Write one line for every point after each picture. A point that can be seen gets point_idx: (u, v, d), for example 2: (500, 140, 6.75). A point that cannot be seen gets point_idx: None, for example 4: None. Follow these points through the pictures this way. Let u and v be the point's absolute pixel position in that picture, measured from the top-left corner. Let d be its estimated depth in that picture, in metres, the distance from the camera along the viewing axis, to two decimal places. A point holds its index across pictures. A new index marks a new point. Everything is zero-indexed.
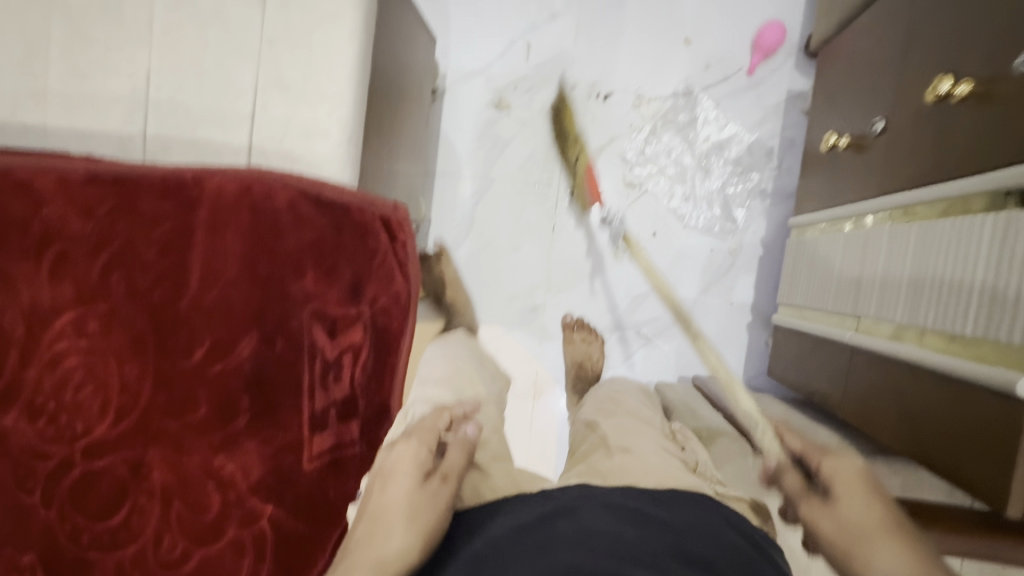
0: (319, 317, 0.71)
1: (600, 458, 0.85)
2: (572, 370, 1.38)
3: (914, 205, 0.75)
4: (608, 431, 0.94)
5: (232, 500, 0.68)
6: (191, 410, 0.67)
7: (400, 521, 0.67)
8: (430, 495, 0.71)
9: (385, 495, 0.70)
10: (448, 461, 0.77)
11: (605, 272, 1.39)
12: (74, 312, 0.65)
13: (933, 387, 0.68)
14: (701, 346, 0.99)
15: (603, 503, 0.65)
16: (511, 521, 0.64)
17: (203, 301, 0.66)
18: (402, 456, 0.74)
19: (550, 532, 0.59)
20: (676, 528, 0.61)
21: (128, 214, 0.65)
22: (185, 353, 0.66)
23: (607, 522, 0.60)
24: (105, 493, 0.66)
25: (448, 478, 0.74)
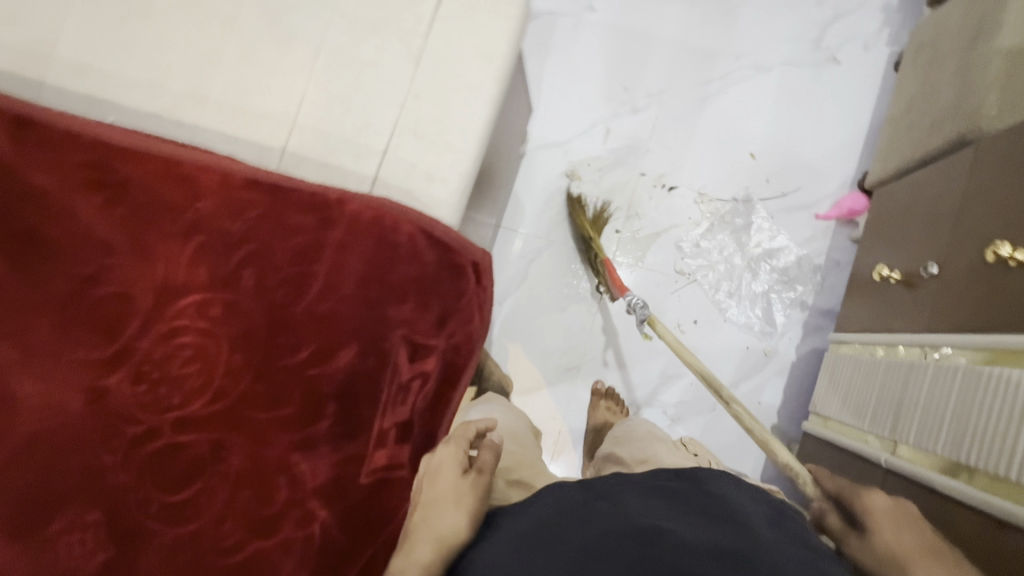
0: (407, 342, 0.77)
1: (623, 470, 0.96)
2: (592, 435, 1.38)
3: (965, 349, 0.81)
4: (628, 451, 1.00)
5: (296, 499, 0.71)
6: (283, 405, 0.72)
7: (448, 509, 0.68)
8: (470, 485, 0.70)
9: (432, 488, 0.71)
10: (483, 458, 0.73)
11: (618, 341, 1.45)
12: (201, 296, 0.72)
13: (971, 523, 0.72)
14: (735, 409, 1.00)
15: (630, 479, 0.67)
16: (547, 502, 0.65)
17: (318, 309, 0.73)
18: (443, 456, 0.74)
19: (587, 512, 0.60)
20: (706, 494, 0.63)
21: (272, 220, 0.74)
22: (290, 351, 0.73)
23: (634, 498, 0.62)
24: (181, 468, 0.70)
25: (484, 471, 0.72)
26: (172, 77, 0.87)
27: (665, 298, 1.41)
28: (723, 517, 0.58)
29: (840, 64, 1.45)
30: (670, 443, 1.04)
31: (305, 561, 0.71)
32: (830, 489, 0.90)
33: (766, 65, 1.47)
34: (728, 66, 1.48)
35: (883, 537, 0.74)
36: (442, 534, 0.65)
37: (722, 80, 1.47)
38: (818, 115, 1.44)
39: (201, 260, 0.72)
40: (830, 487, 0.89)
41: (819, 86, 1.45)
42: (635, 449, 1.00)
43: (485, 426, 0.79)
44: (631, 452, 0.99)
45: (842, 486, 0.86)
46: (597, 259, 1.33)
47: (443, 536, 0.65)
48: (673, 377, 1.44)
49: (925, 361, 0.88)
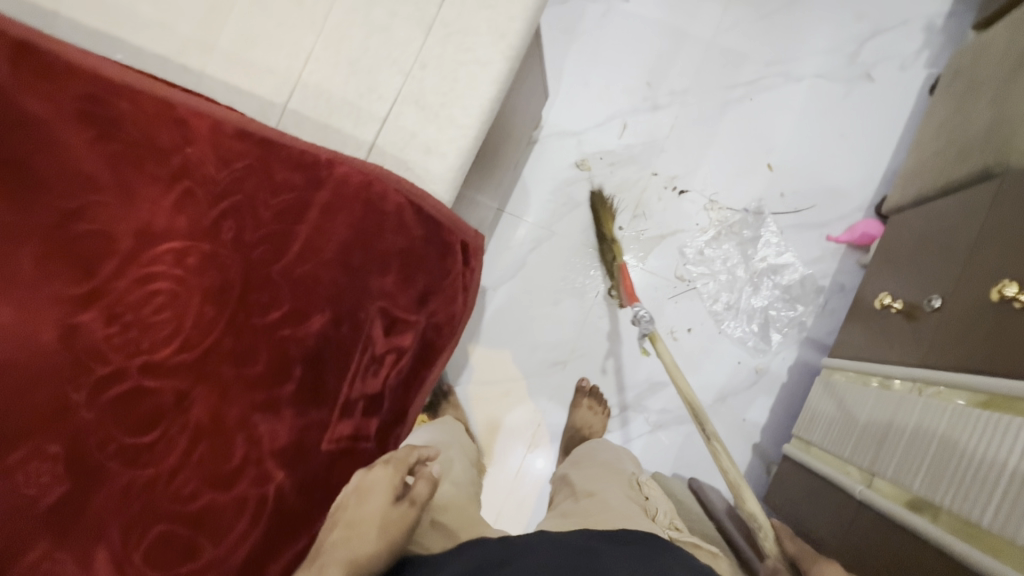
0: (383, 315, 0.76)
1: (568, 504, 0.91)
2: (570, 434, 1.36)
3: (958, 388, 0.78)
4: (578, 480, 0.97)
5: (253, 458, 0.71)
6: (250, 363, 0.71)
7: (373, 536, 0.71)
8: (398, 517, 0.73)
9: (360, 507, 0.72)
10: (419, 489, 0.76)
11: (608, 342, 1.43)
12: (181, 243, 0.71)
13: (936, 563, 0.70)
14: (714, 448, 0.98)
15: (562, 540, 0.69)
16: (474, 557, 0.68)
17: (296, 270, 0.72)
18: (377, 475, 0.75)
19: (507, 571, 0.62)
20: (629, 555, 0.65)
21: (260, 175, 0.72)
22: (264, 310, 0.71)
23: (553, 555, 0.64)
24: (143, 413, 0.69)
25: (416, 502, 0.75)
26: (181, 21, 0.86)
27: (662, 304, 1.39)
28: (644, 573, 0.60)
29: (873, 82, 1.40)
30: (623, 478, 0.96)
31: (257, 521, 0.71)
32: (790, 549, 0.95)
33: (795, 75, 1.42)
34: (756, 71, 1.43)
35: None
36: (355, 560, 0.69)
37: (748, 86, 1.43)
38: (843, 132, 1.39)
39: (186, 207, 0.71)
40: (791, 549, 0.94)
41: (848, 102, 1.40)
42: (588, 478, 0.95)
43: (427, 454, 0.81)
44: (584, 483, 0.94)
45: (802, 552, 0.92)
46: (614, 263, 1.31)
47: (355, 563, 0.69)
48: (660, 384, 1.42)
49: (913, 397, 0.85)
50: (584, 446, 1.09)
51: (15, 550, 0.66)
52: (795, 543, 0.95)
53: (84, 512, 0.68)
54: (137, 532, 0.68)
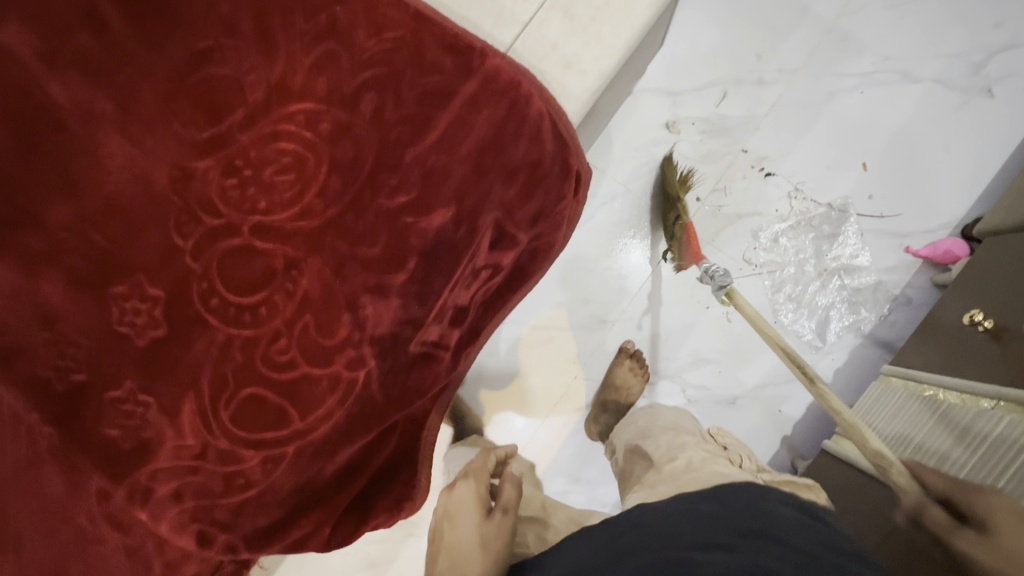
0: (497, 227, 0.72)
1: (651, 474, 0.89)
2: (611, 393, 1.35)
3: None
4: (653, 448, 0.95)
5: (352, 340, 0.70)
6: (365, 244, 0.69)
7: (478, 553, 0.82)
8: (496, 526, 0.86)
9: (457, 529, 0.87)
10: (507, 496, 0.90)
11: (660, 310, 1.40)
12: (315, 107, 0.68)
13: None
14: (819, 389, 0.88)
15: (657, 511, 0.66)
16: (589, 545, 0.65)
17: (427, 159, 0.69)
18: (462, 496, 0.90)
19: (619, 546, 0.61)
20: (723, 512, 0.61)
21: (409, 51, 0.68)
22: (389, 194, 0.69)
23: (661, 523, 0.61)
24: (252, 273, 0.68)
25: (506, 509, 0.89)
26: None
27: None
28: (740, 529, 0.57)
29: (991, 98, 1.34)
30: (697, 435, 0.97)
31: (343, 403, 0.70)
32: (933, 484, 0.77)
33: (914, 76, 1.35)
34: (875, 63, 1.36)
35: (1001, 534, 0.66)
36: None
37: (861, 78, 1.36)
38: (948, 145, 1.35)
39: (328, 71, 0.68)
40: (937, 485, 0.77)
41: (960, 115, 1.34)
42: (665, 446, 0.94)
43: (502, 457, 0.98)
44: (658, 453, 0.93)
45: (951, 485, 0.75)
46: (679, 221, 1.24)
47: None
48: (703, 361, 1.39)
49: (987, 409, 0.87)
50: (642, 412, 1.08)
51: (111, 378, 0.68)
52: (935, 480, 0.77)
53: (178, 359, 0.68)
54: (229, 389, 0.68)
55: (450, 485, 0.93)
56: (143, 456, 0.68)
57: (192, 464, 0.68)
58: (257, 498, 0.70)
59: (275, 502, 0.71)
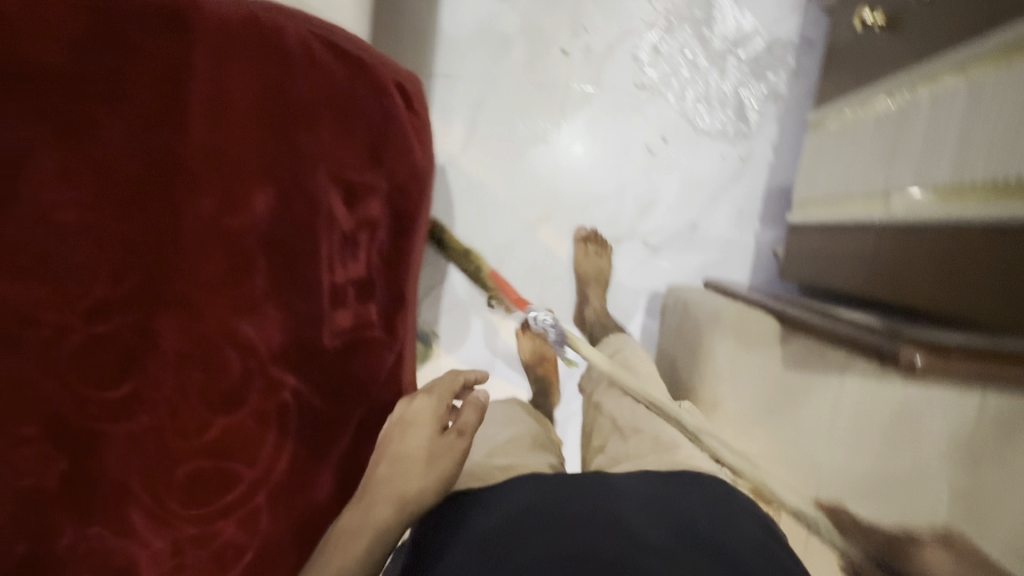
0: (338, 181, 0.67)
1: (614, 445, 0.89)
2: (603, 288, 1.29)
3: (974, 63, 0.69)
4: (614, 411, 0.96)
5: (254, 367, 0.64)
6: (203, 271, 0.61)
7: (420, 466, 0.69)
8: (448, 447, 0.70)
9: (405, 440, 0.70)
10: (466, 417, 0.72)
11: (591, 179, 1.29)
12: (61, 153, 0.55)
13: (973, 233, 0.68)
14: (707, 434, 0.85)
15: (627, 491, 0.69)
16: (528, 493, 0.69)
17: (211, 150, 0.60)
18: (422, 407, 0.72)
19: (558, 513, 0.64)
20: (692, 511, 0.65)
21: (120, 38, 0.56)
22: (195, 205, 0.60)
23: (615, 506, 0.65)
24: (110, 360, 0.60)
25: (464, 432, 0.72)
26: None
27: (630, 122, 1.28)
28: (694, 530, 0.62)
29: None
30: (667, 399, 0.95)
31: (288, 431, 0.68)
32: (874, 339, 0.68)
33: None
34: None
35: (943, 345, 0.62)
36: (405, 498, 0.67)
37: None
38: None
39: (32, 99, 0.54)
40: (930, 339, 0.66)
41: None
42: (629, 413, 0.93)
43: (475, 376, 0.80)
44: (624, 418, 0.93)
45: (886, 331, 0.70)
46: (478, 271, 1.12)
47: (405, 499, 0.67)
48: (649, 205, 1.31)
49: (913, 98, 0.81)
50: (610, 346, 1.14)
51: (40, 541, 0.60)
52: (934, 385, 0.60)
53: (95, 478, 0.61)
54: (165, 481, 0.63)
55: (409, 397, 0.75)
56: None
57: (177, 562, 0.65)
58: (261, 558, 0.67)
59: (281, 550, 0.69)
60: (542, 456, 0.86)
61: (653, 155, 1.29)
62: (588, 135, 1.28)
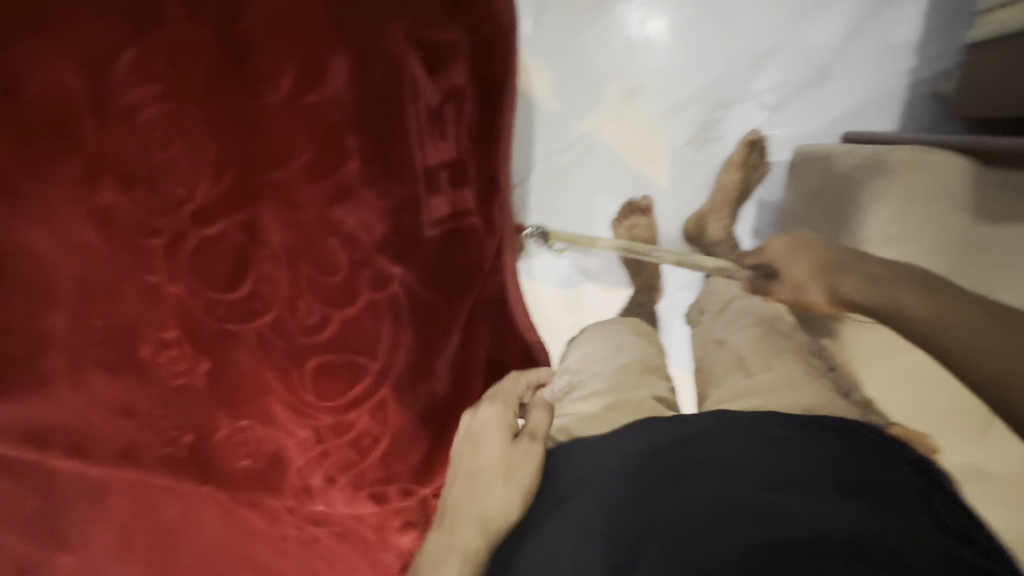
0: (416, 41, 0.58)
1: (734, 380, 0.70)
2: (728, 193, 1.07)
3: None
4: (743, 346, 0.73)
5: (360, 259, 0.61)
6: (293, 153, 0.57)
7: (499, 482, 0.60)
8: (522, 455, 0.62)
9: (479, 456, 0.64)
10: (534, 421, 0.65)
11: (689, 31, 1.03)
12: (133, 50, 0.54)
13: None
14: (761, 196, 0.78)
15: (742, 426, 0.53)
16: (651, 433, 0.56)
17: (269, 10, 0.54)
18: (488, 418, 0.66)
19: (685, 457, 0.51)
20: (830, 453, 0.49)
21: None
22: (272, 82, 0.55)
23: (746, 447, 0.50)
24: (227, 261, 0.60)
25: (536, 437, 0.64)
26: None
27: None
28: (850, 483, 0.46)
29: None
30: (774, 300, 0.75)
31: (401, 324, 0.65)
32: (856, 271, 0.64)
33: None
34: None
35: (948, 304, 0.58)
36: (487, 515, 0.59)
37: None
38: None
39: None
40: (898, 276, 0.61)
41: None
42: (756, 343, 0.71)
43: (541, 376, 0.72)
44: (752, 354, 0.70)
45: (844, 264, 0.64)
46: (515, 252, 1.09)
47: (488, 517, 0.58)
48: (768, 53, 1.03)
49: None
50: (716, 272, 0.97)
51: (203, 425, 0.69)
52: (915, 303, 0.56)
53: (238, 377, 0.65)
54: (294, 373, 0.64)
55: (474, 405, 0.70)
56: (281, 465, 0.70)
57: (320, 449, 0.68)
58: (392, 446, 0.69)
59: (413, 439, 0.69)
60: (646, 385, 0.72)
61: None
62: None
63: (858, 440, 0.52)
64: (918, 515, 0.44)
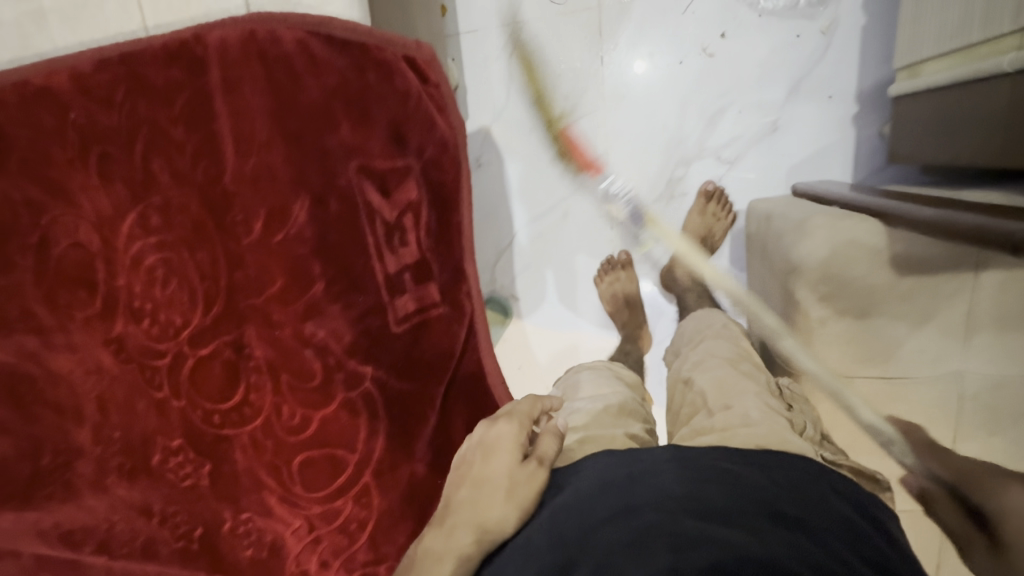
0: (367, 173, 0.68)
1: (699, 420, 0.75)
2: (693, 246, 1.12)
3: None
4: (706, 387, 0.79)
5: (333, 365, 0.71)
6: (268, 283, 0.68)
7: (501, 497, 0.58)
8: (529, 477, 0.59)
9: (487, 467, 0.61)
10: (544, 447, 0.63)
11: (639, 100, 1.09)
12: (135, 212, 0.66)
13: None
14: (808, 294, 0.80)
15: (685, 459, 0.55)
16: (595, 470, 0.57)
17: (245, 169, 0.66)
18: (503, 433, 0.64)
19: (629, 492, 0.50)
20: (767, 487, 0.51)
21: (144, 91, 0.64)
22: (246, 228, 0.67)
23: (681, 477, 0.51)
24: (218, 377, 0.70)
25: (545, 462, 0.61)
26: None
27: (679, 23, 1.06)
28: (780, 514, 0.47)
29: None
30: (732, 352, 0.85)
31: (376, 417, 0.73)
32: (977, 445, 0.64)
33: None
34: None
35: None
36: (485, 527, 0.56)
37: None
38: None
39: (105, 171, 0.65)
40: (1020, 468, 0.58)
41: None
42: (715, 385, 0.78)
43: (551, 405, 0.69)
44: (712, 391, 0.77)
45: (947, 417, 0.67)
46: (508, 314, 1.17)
47: (485, 529, 0.56)
48: (718, 114, 1.09)
49: None
50: (687, 321, 1.04)
51: None
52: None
53: (236, 474, 0.73)
54: (284, 467, 0.72)
55: (490, 417, 0.67)
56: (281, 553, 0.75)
57: (313, 536, 0.74)
58: (379, 526, 0.74)
59: (397, 519, 0.74)
60: (621, 425, 0.77)
61: (714, 55, 1.07)
62: (631, 52, 1.08)
63: (790, 474, 0.54)
64: (836, 543, 0.45)
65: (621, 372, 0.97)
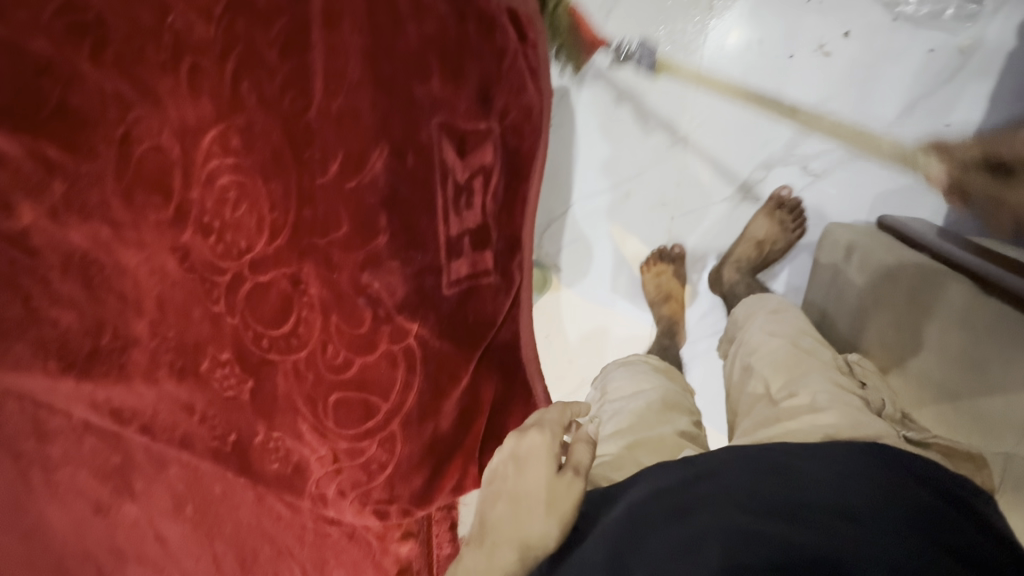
0: (447, 131, 0.67)
1: (762, 408, 0.73)
2: (750, 248, 1.06)
3: None
4: (767, 372, 0.77)
5: (382, 316, 0.71)
6: (336, 226, 0.68)
7: (541, 513, 0.54)
8: (567, 488, 0.55)
9: (523, 479, 0.57)
10: (578, 456, 0.57)
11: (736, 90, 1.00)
12: (218, 130, 0.67)
13: None
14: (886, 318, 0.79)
15: (742, 456, 0.54)
16: (649, 476, 0.55)
17: (331, 108, 0.64)
18: (535, 444, 0.58)
19: (685, 493, 0.50)
20: (828, 479, 0.48)
21: (245, 9, 0.63)
22: (322, 166, 0.66)
23: (739, 479, 0.50)
24: (274, 303, 0.73)
25: (581, 472, 0.56)
26: None
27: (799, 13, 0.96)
28: (848, 509, 0.45)
29: None
30: (796, 337, 0.80)
31: (411, 370, 0.73)
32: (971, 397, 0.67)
33: None
34: None
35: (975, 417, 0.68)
36: (528, 543, 0.53)
37: None
38: None
39: (198, 91, 0.66)
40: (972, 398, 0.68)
41: None
42: (777, 368, 0.76)
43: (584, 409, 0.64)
44: (775, 379, 0.75)
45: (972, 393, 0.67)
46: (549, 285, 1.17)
47: (529, 545, 0.53)
48: None
49: None
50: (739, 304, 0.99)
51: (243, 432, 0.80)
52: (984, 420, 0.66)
53: (275, 396, 0.77)
54: (320, 402, 0.75)
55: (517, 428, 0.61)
56: (303, 474, 0.80)
57: (335, 466, 0.79)
58: (398, 471, 0.77)
59: (414, 467, 0.77)
60: (668, 421, 0.77)
61: (828, 56, 0.97)
62: (740, 34, 0.98)
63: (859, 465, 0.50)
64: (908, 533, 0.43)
65: (662, 364, 0.95)
